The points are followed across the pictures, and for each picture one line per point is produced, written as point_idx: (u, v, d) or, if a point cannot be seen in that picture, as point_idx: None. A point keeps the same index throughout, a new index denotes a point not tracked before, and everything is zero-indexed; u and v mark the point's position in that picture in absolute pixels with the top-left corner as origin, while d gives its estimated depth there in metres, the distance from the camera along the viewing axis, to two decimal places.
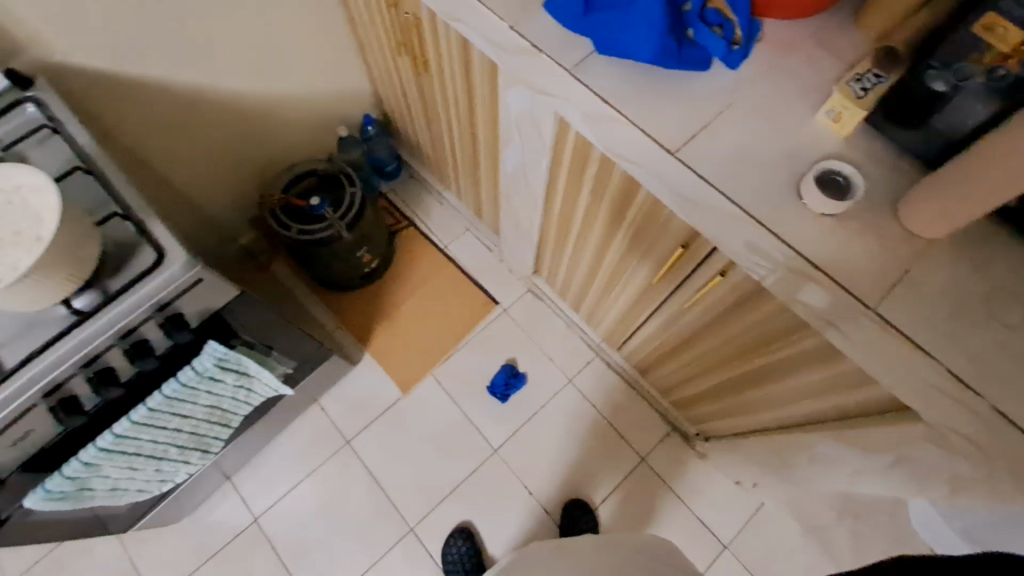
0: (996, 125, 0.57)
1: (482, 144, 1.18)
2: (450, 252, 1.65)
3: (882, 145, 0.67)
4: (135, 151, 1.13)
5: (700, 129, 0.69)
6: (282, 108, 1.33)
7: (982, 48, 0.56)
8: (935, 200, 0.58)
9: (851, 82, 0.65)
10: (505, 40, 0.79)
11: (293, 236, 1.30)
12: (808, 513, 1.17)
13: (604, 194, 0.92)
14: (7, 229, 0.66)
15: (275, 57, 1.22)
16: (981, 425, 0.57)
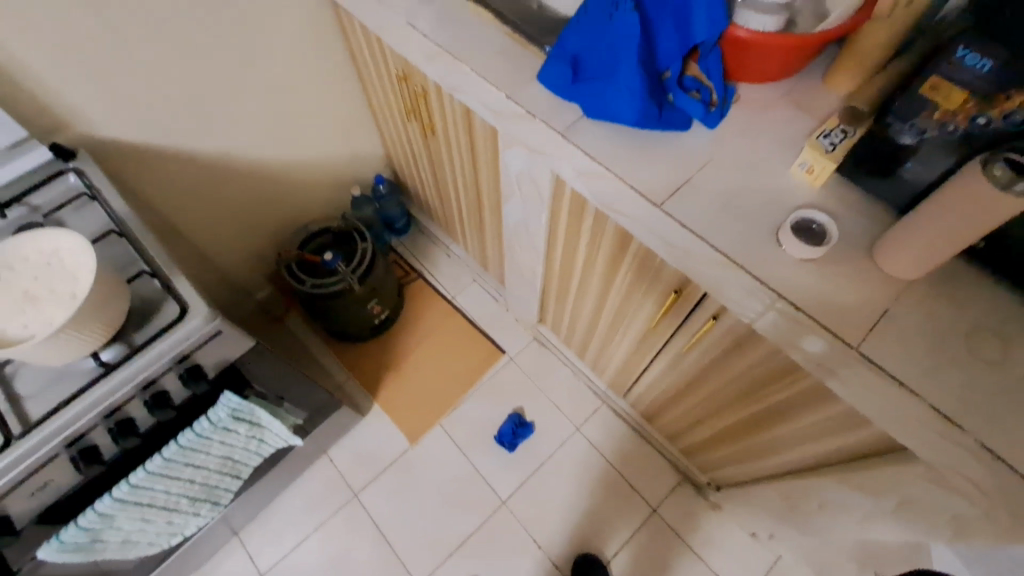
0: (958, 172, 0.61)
1: (486, 200, 1.25)
2: (457, 302, 1.70)
3: (854, 195, 0.72)
4: (163, 214, 1.21)
5: (684, 183, 0.75)
6: (299, 172, 1.43)
7: (930, 105, 0.60)
8: (906, 243, 0.62)
9: (820, 138, 0.71)
10: (502, 108, 0.87)
11: (307, 289, 1.36)
12: (827, 565, 1.13)
13: (599, 245, 0.97)
14: (45, 287, 0.73)
15: (295, 126, 1.32)
16: (974, 462, 0.58)
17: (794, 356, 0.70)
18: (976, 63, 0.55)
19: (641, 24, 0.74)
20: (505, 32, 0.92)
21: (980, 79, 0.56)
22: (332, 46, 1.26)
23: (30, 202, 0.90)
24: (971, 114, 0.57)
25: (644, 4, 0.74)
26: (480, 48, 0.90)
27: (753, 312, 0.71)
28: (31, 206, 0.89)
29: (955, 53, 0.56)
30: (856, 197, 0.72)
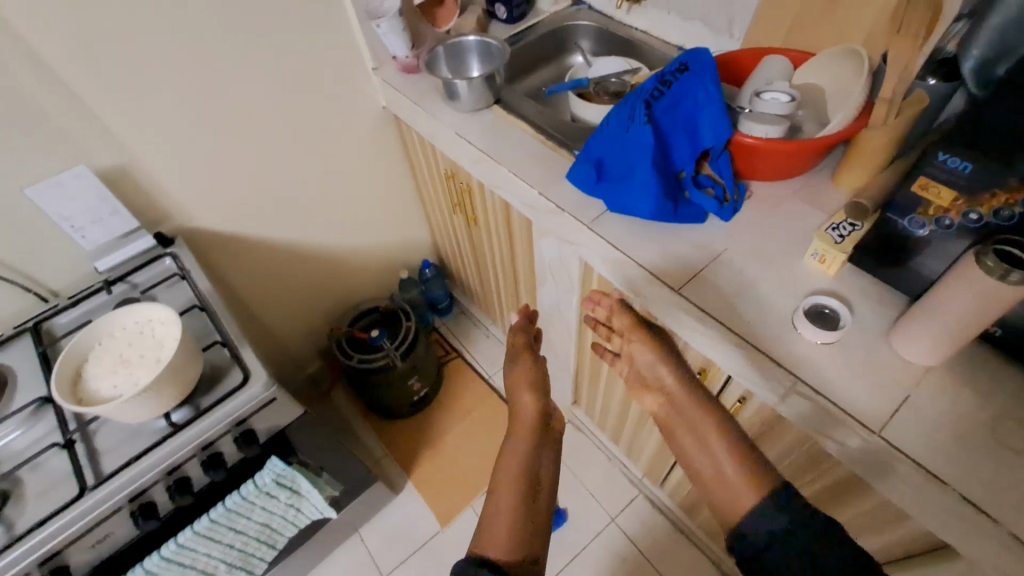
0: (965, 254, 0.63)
1: (522, 284, 1.34)
2: (493, 382, 1.75)
3: (868, 282, 0.75)
4: (235, 293, 1.36)
5: (701, 272, 0.80)
6: (356, 257, 1.58)
7: (923, 202, 0.64)
8: (921, 330, 0.63)
9: (829, 230, 0.76)
10: (536, 203, 0.97)
11: (354, 364, 1.45)
12: None
13: None
14: (135, 352, 0.84)
15: (356, 217, 1.50)
16: (1015, 558, 0.55)
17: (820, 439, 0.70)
18: (955, 167, 0.59)
19: (655, 135, 0.81)
20: (541, 139, 1.05)
21: (962, 178, 0.59)
22: (392, 150, 1.45)
23: (131, 280, 1.06)
24: (960, 210, 0.61)
25: (656, 117, 0.82)
26: (517, 154, 1.03)
27: (774, 395, 0.72)
28: (131, 284, 1.05)
29: (936, 158, 0.60)
30: (873, 283, 0.75)
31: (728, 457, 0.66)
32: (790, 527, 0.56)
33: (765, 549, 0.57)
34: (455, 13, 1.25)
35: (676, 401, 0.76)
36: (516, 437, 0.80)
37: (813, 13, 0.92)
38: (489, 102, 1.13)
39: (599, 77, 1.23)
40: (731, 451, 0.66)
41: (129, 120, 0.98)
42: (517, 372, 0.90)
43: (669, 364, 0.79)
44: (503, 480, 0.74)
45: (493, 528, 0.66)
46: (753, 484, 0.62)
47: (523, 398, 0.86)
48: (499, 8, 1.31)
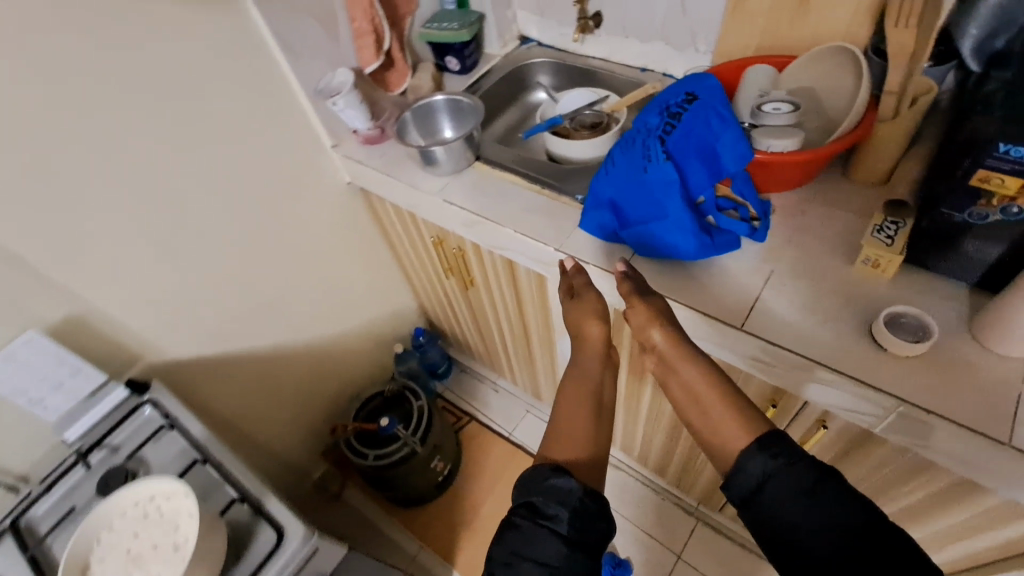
0: None
1: (535, 335, 1.26)
2: (515, 438, 1.64)
3: (928, 277, 0.73)
4: (224, 417, 1.21)
5: (754, 303, 0.76)
6: (346, 343, 1.46)
7: (984, 194, 0.61)
8: (1014, 327, 0.62)
9: (874, 233, 0.73)
10: (552, 259, 0.91)
11: (371, 463, 1.31)
12: None
13: None
14: (145, 542, 0.70)
15: (339, 301, 1.38)
16: None
17: (888, 418, 0.67)
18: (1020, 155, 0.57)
19: (676, 170, 0.77)
20: (536, 189, 0.99)
21: None
22: (364, 224, 1.35)
23: (109, 443, 0.91)
24: None
25: (671, 150, 0.78)
26: (516, 210, 0.97)
27: (817, 372, 0.69)
28: (110, 447, 0.90)
29: (996, 148, 0.58)
30: (936, 279, 0.72)
31: (715, 403, 0.59)
32: (775, 472, 0.52)
33: (754, 485, 0.52)
34: (406, 75, 1.18)
35: (668, 353, 0.66)
36: (582, 360, 0.76)
37: (784, 18, 0.91)
38: (470, 160, 1.06)
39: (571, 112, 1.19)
40: (725, 400, 0.59)
41: (76, 264, 0.85)
42: (580, 309, 0.79)
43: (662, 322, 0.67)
44: (575, 396, 0.72)
45: (564, 443, 0.68)
46: (744, 427, 0.56)
47: (587, 323, 0.77)
48: (450, 60, 1.25)
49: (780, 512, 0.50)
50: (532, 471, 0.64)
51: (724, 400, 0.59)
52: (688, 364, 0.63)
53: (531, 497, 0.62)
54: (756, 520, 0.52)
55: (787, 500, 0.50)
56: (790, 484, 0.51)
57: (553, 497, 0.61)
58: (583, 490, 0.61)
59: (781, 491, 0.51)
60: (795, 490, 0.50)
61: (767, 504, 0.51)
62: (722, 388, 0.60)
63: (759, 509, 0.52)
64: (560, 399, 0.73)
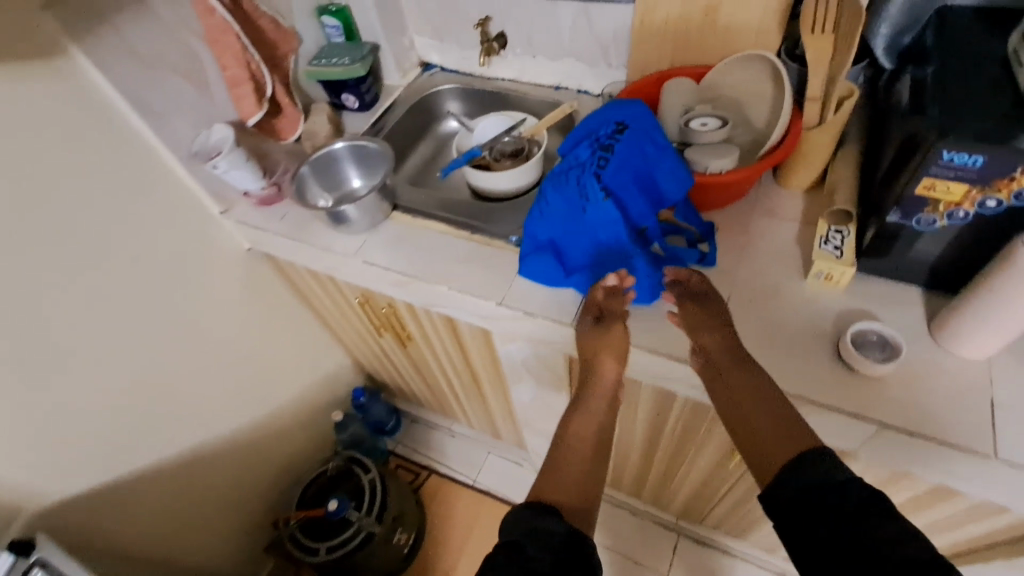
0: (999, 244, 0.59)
1: (486, 381, 1.16)
2: (481, 485, 1.53)
3: (881, 284, 0.70)
4: (132, 548, 1.01)
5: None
6: (275, 424, 1.28)
7: (929, 202, 0.59)
8: (973, 332, 0.60)
9: (823, 245, 0.70)
10: (495, 314, 0.82)
11: (325, 558, 1.16)
12: None
13: (637, 408, 0.89)
14: None
15: (259, 379, 1.21)
16: None
17: (836, 432, 0.64)
18: (962, 161, 0.55)
19: (618, 206, 0.72)
20: (464, 236, 0.90)
21: (974, 172, 0.55)
22: (275, 289, 1.19)
23: None
24: (974, 199, 0.57)
25: (608, 184, 0.71)
26: (446, 263, 0.87)
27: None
28: None
29: (939, 156, 0.55)
30: (890, 284, 0.70)
31: (764, 419, 0.58)
32: (812, 483, 0.51)
33: (792, 496, 0.52)
34: (298, 122, 1.05)
35: (721, 363, 0.64)
36: (584, 403, 0.67)
37: (693, 28, 0.88)
38: (387, 211, 0.95)
39: (488, 140, 1.11)
40: (782, 412, 0.58)
41: None
42: (593, 340, 0.70)
43: (727, 333, 0.65)
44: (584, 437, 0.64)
45: (561, 485, 0.59)
46: (785, 440, 0.56)
47: (600, 348, 0.69)
48: (347, 98, 1.12)
49: (818, 527, 0.49)
50: (517, 513, 0.56)
51: (778, 414, 0.58)
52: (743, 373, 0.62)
53: (511, 536, 0.54)
54: (793, 539, 0.51)
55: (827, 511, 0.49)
56: (825, 496, 0.50)
57: (534, 542, 0.52)
58: (569, 536, 0.53)
59: (820, 503, 0.50)
60: (830, 502, 0.50)
61: (804, 518, 0.50)
62: (780, 402, 0.59)
63: (795, 525, 0.51)
64: (564, 439, 0.65)
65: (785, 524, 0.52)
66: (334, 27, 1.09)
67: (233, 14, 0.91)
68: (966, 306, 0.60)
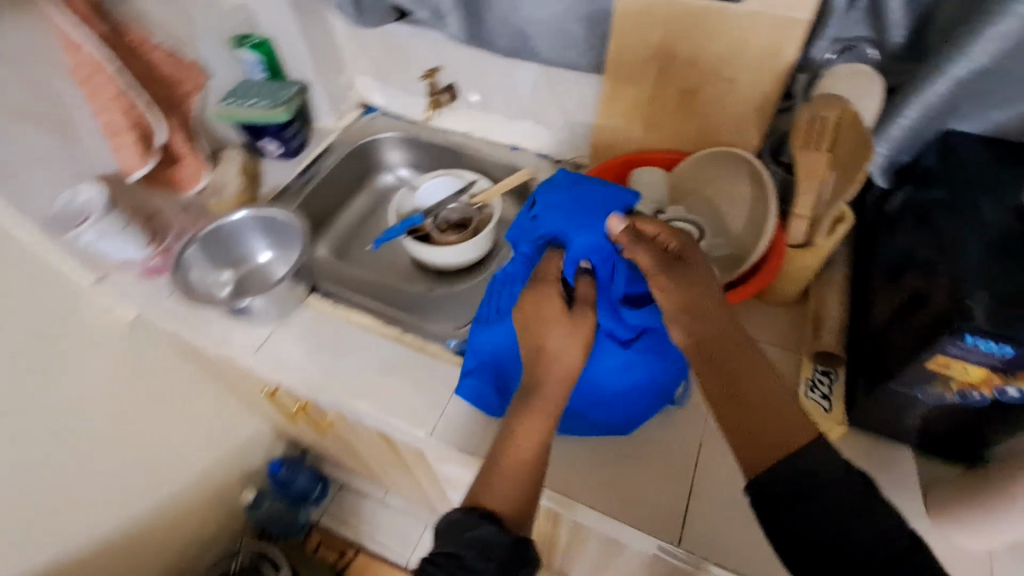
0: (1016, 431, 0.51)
1: (420, 475, 1.01)
2: (414, 567, 1.37)
3: (870, 439, 0.61)
4: None
5: (686, 508, 0.61)
6: (169, 514, 1.09)
7: (941, 377, 0.50)
8: (978, 527, 0.52)
9: (809, 391, 0.62)
10: (428, 443, 0.70)
11: None
12: None
13: (589, 542, 0.77)
14: None
15: (150, 467, 1.01)
16: None
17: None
18: (991, 349, 0.46)
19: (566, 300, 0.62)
20: (394, 335, 0.76)
21: (998, 360, 0.46)
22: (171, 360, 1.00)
23: None
24: (997, 385, 0.48)
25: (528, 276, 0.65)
26: (371, 374, 0.73)
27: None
28: None
29: (961, 338, 0.46)
30: (879, 442, 0.61)
31: (771, 400, 0.47)
32: (832, 483, 0.42)
33: (801, 496, 0.42)
34: (202, 171, 0.87)
35: (710, 341, 0.49)
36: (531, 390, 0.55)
37: (670, 107, 0.77)
38: (303, 296, 0.79)
39: (432, 205, 0.96)
40: (784, 394, 0.47)
41: None
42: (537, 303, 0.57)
43: (719, 298, 0.51)
44: (530, 428, 0.53)
45: (509, 482, 0.51)
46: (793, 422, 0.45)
47: (555, 336, 0.55)
48: (267, 143, 0.95)
49: (821, 526, 0.41)
50: (449, 524, 0.47)
51: (781, 398, 0.47)
52: (734, 342, 0.49)
53: (447, 547, 0.46)
54: (784, 540, 0.42)
55: (855, 515, 0.41)
56: (845, 498, 0.42)
57: (468, 546, 0.46)
58: (509, 552, 0.45)
59: (826, 509, 0.41)
60: (857, 505, 0.41)
61: (807, 515, 0.41)
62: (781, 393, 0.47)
63: (791, 519, 0.42)
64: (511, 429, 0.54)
65: (779, 526, 0.42)
66: (253, 63, 0.92)
67: (113, 46, 0.72)
68: (976, 498, 0.51)
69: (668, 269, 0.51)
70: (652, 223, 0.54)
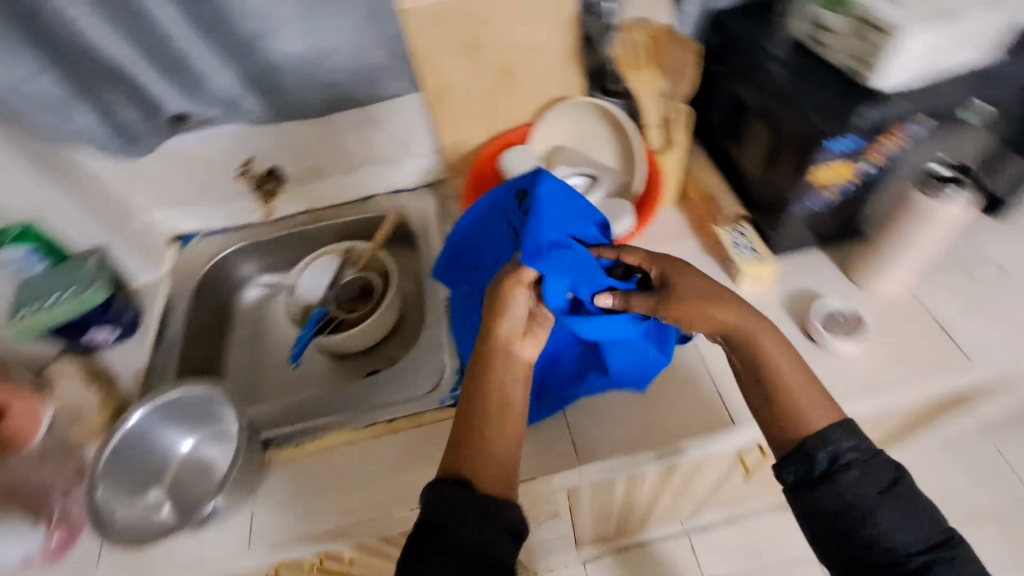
0: (881, 194, 0.66)
1: None
2: None
3: (793, 259, 0.74)
4: None
5: (722, 397, 0.67)
6: None
7: (821, 185, 0.63)
8: (895, 268, 0.67)
9: (735, 249, 0.71)
10: None
11: None
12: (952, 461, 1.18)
13: (649, 485, 0.80)
14: None
15: None
16: None
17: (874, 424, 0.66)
18: (845, 146, 0.59)
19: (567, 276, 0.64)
20: (384, 430, 0.69)
21: (851, 152, 0.60)
22: None
23: None
24: (858, 171, 0.62)
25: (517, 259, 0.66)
26: (386, 479, 0.66)
27: None
28: None
29: (823, 148, 0.59)
30: (800, 257, 0.74)
31: (798, 383, 0.55)
32: (869, 482, 0.51)
33: (832, 482, 0.52)
34: (37, 412, 0.67)
35: (734, 338, 0.57)
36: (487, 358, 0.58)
37: None
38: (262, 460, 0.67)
39: (322, 295, 0.89)
40: (815, 390, 0.56)
41: None
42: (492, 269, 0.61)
43: (744, 308, 0.57)
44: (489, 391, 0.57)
45: (485, 450, 0.54)
46: (820, 402, 0.55)
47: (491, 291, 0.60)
48: (97, 333, 0.76)
49: (851, 513, 0.51)
50: (432, 488, 0.51)
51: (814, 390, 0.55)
52: (769, 346, 0.56)
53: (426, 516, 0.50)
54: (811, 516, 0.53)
55: (860, 507, 0.51)
56: (876, 492, 0.51)
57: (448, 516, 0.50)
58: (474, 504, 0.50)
59: (854, 502, 0.51)
60: (885, 495, 0.51)
61: (841, 506, 0.51)
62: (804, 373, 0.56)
63: (831, 508, 0.51)
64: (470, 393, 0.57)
65: (810, 501, 0.52)
66: (25, 257, 0.73)
67: None
68: (886, 251, 0.66)
69: (665, 300, 0.56)
70: (636, 255, 0.59)
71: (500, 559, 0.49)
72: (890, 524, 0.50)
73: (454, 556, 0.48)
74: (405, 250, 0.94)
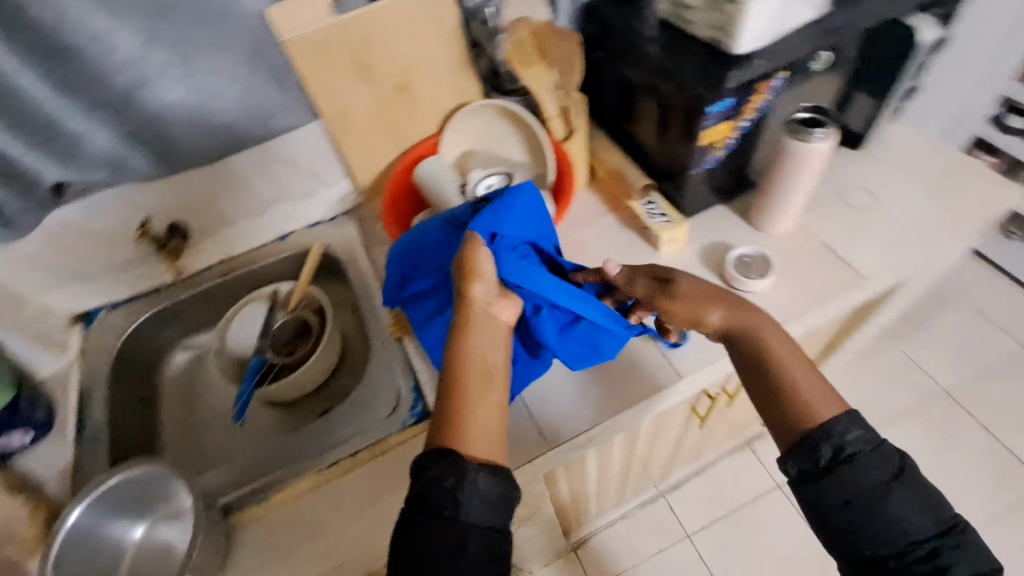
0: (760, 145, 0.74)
1: None
2: None
3: (700, 217, 0.80)
4: None
5: (665, 355, 0.72)
6: None
7: (709, 146, 0.69)
8: (786, 208, 0.74)
9: (649, 216, 0.76)
10: None
11: None
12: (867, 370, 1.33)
13: (619, 455, 0.84)
14: None
15: None
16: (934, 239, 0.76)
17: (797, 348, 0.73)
18: (723, 108, 0.65)
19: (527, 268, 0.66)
20: (349, 464, 0.68)
21: (727, 112, 0.66)
22: None
23: None
24: (736, 127, 0.69)
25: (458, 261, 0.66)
26: (365, 511, 0.65)
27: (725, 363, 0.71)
28: None
29: (704, 113, 0.65)
30: (705, 214, 0.81)
31: (801, 372, 0.57)
32: (873, 476, 0.52)
33: (836, 474, 0.53)
34: None
35: (735, 332, 0.60)
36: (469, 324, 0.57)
37: None
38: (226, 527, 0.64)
39: (256, 344, 0.84)
40: (818, 381, 0.57)
41: None
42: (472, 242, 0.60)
43: (746, 306, 0.61)
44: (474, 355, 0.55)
45: (476, 413, 0.52)
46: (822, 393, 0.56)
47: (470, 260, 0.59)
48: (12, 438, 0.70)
49: (857, 505, 0.52)
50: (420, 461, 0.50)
51: (805, 372, 0.58)
52: (771, 339, 0.59)
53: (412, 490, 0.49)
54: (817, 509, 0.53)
55: (870, 491, 0.52)
56: (880, 482, 0.52)
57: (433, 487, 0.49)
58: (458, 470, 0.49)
59: (860, 495, 0.52)
60: (889, 486, 0.52)
61: (847, 499, 0.52)
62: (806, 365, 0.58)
63: (837, 499, 0.52)
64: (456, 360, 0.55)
65: (816, 491, 0.53)
66: None
67: None
68: (777, 195, 0.74)
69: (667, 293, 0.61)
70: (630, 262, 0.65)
71: (490, 526, 0.48)
72: (898, 517, 0.51)
73: (438, 541, 0.46)
74: (335, 281, 0.92)
